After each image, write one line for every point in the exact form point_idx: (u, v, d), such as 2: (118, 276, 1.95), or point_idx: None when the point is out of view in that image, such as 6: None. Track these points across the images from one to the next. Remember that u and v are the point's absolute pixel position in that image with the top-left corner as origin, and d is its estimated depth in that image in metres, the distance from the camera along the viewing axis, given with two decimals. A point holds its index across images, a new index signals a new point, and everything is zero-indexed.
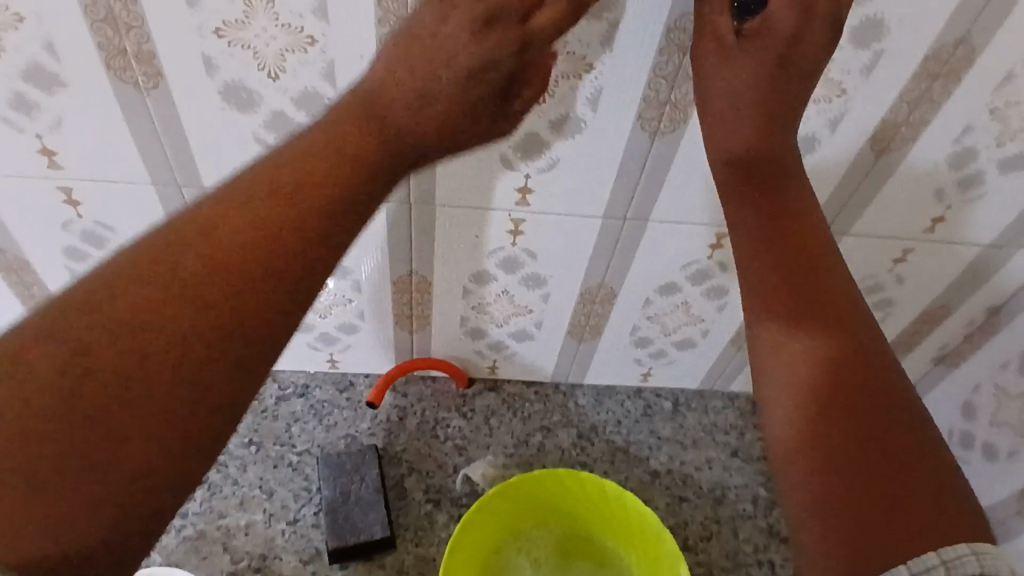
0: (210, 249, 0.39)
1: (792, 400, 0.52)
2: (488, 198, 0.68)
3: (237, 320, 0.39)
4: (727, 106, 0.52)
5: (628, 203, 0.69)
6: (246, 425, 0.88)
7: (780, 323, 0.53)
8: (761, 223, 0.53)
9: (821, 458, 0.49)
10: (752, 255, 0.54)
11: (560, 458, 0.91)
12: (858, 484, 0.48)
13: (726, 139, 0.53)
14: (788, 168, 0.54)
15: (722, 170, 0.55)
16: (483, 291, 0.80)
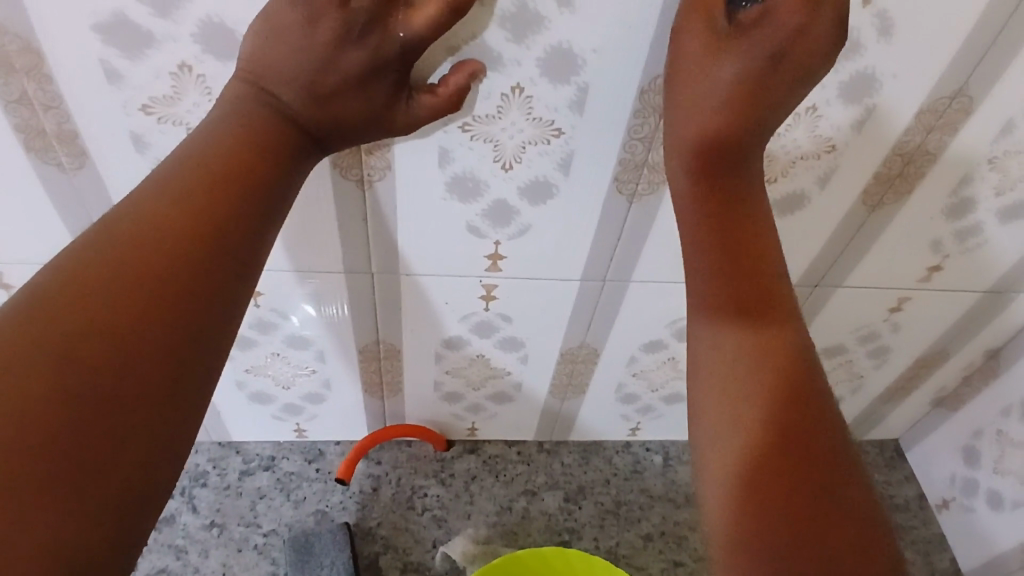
0: (127, 244, 0.38)
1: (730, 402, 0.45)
2: (457, 265, 0.63)
3: (162, 312, 0.37)
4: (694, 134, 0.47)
5: (607, 265, 0.64)
6: (207, 503, 0.82)
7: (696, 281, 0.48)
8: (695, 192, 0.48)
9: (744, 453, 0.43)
10: (687, 217, 0.49)
11: (546, 525, 0.85)
12: (779, 449, 0.42)
13: (693, 128, 0.47)
14: (747, 164, 0.48)
15: (681, 151, 0.48)
16: (457, 356, 0.75)
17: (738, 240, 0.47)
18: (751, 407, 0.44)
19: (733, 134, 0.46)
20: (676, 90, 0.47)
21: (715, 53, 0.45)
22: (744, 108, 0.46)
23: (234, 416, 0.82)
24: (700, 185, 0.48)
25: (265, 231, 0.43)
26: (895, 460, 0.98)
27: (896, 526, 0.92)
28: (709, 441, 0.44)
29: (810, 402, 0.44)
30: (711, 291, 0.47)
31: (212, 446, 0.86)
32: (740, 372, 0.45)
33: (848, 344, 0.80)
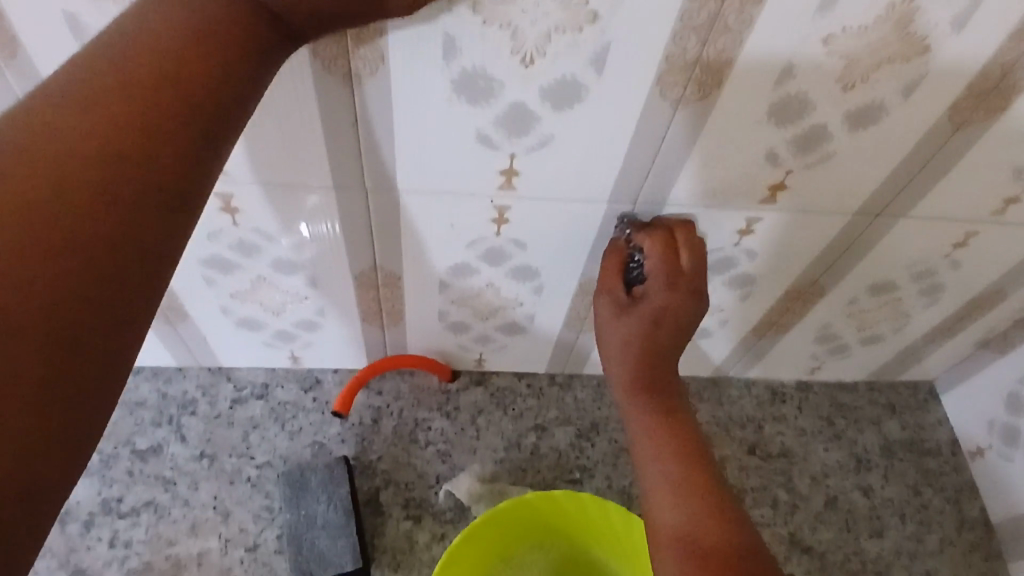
0: (41, 148, 0.31)
1: (665, 470, 0.57)
2: (465, 183, 0.54)
3: (81, 239, 0.31)
4: (620, 322, 0.59)
5: (640, 185, 0.55)
6: (197, 433, 0.77)
7: (634, 391, 0.60)
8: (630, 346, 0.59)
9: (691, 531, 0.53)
10: (618, 355, 0.60)
11: (557, 462, 0.81)
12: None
13: (620, 309, 0.59)
14: (667, 327, 0.58)
15: (615, 316, 0.59)
16: (464, 285, 0.68)
17: (664, 419, 0.59)
18: (693, 543, 0.52)
19: (647, 324, 0.58)
20: (608, 262, 0.60)
21: (621, 309, 0.59)
22: (663, 335, 0.58)
23: (223, 342, 0.75)
24: (640, 400, 0.60)
25: (216, 147, 0.36)
26: (929, 402, 0.92)
27: (925, 472, 0.87)
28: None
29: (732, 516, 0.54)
30: (653, 463, 0.58)
31: (202, 372, 0.80)
32: (679, 513, 0.54)
33: (899, 281, 0.72)
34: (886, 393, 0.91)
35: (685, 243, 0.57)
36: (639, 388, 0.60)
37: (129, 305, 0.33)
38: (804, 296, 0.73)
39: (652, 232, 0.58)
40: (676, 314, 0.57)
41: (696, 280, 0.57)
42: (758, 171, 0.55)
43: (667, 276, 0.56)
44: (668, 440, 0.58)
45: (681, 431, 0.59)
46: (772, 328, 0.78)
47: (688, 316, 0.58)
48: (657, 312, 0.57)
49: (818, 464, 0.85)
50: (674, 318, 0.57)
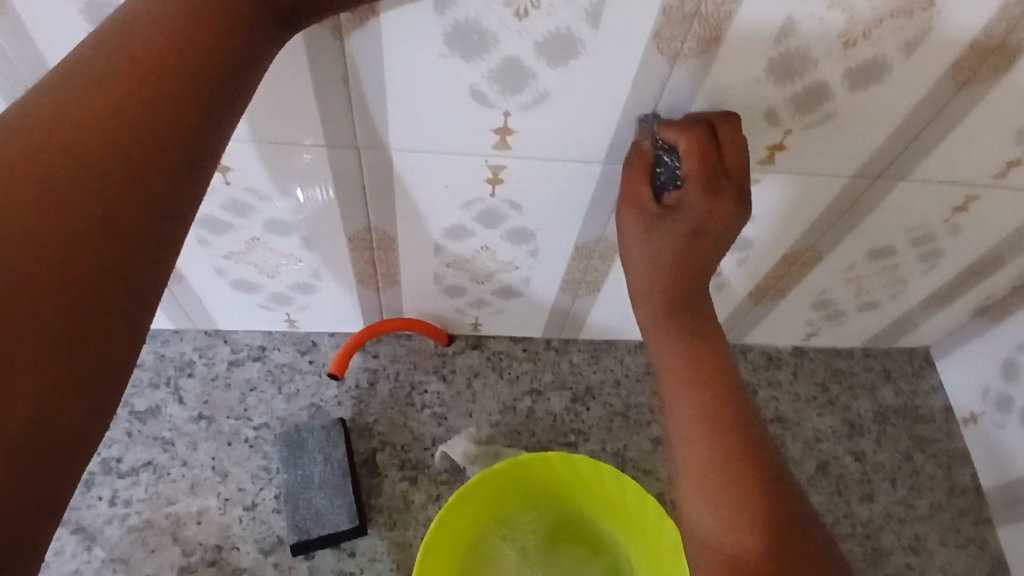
0: (59, 121, 0.35)
1: (688, 387, 0.59)
2: (459, 141, 0.54)
3: (100, 201, 0.35)
4: (654, 235, 0.56)
5: (637, 145, 0.55)
6: (194, 395, 0.78)
7: (658, 307, 0.60)
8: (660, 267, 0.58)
9: (715, 446, 0.56)
10: (645, 276, 0.59)
11: (552, 425, 0.81)
12: (757, 509, 0.53)
13: (649, 221, 0.56)
14: (706, 237, 0.56)
15: (642, 231, 0.57)
16: (459, 247, 0.67)
17: (697, 353, 0.59)
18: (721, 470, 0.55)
19: (685, 235, 0.55)
20: (630, 177, 0.55)
21: (652, 226, 0.56)
22: (697, 260, 0.57)
23: (218, 304, 0.75)
24: (673, 326, 0.60)
25: (220, 121, 0.39)
26: (924, 369, 0.92)
27: (917, 438, 0.88)
28: (705, 501, 0.55)
29: (756, 442, 0.57)
30: (684, 392, 0.59)
31: (198, 334, 0.80)
32: (710, 441, 0.56)
33: (897, 246, 0.71)
34: (881, 360, 0.92)
35: (728, 145, 0.52)
36: (664, 298, 0.59)
37: (148, 261, 0.37)
38: (801, 262, 0.73)
39: (689, 130, 0.51)
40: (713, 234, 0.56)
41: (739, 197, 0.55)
42: (756, 131, 0.54)
43: (706, 194, 0.54)
44: (693, 353, 0.59)
45: (703, 341, 0.60)
46: (769, 293, 0.78)
47: (721, 240, 0.57)
48: (697, 220, 0.55)
49: (812, 429, 0.86)
50: (714, 226, 0.55)
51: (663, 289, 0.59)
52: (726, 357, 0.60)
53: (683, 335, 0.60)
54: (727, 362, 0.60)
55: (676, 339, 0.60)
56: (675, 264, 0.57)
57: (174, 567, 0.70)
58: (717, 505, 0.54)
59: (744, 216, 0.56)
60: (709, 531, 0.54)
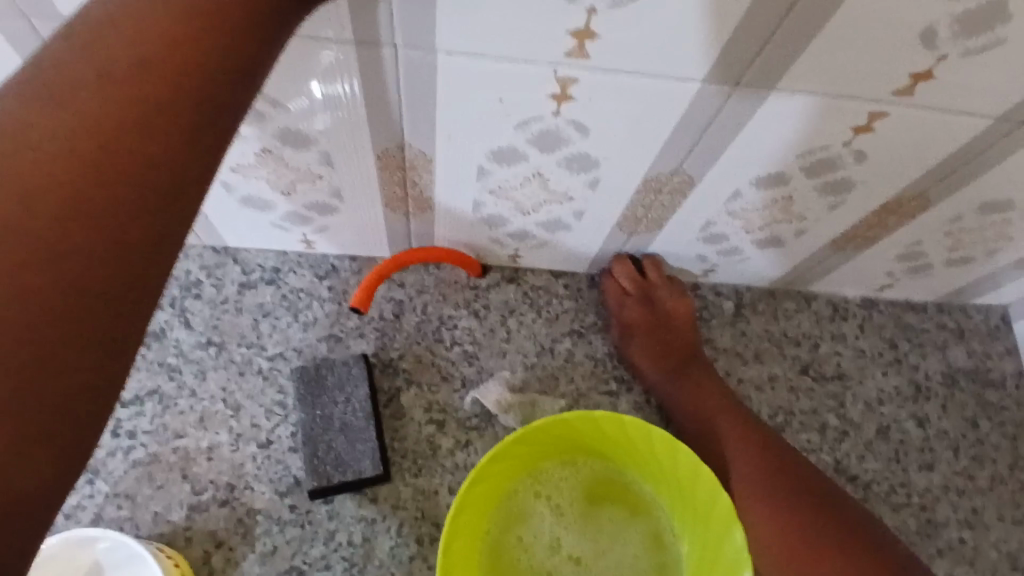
0: (67, 99, 0.30)
1: (706, 419, 0.69)
2: (524, 46, 0.42)
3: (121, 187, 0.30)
4: (628, 338, 0.73)
5: (747, 65, 0.43)
6: (202, 319, 0.72)
7: (653, 363, 0.71)
8: (642, 343, 0.72)
9: (745, 463, 0.66)
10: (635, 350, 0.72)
11: (592, 372, 0.74)
12: (800, 511, 0.63)
13: (621, 326, 0.73)
14: (657, 329, 0.72)
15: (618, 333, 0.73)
16: (507, 172, 0.57)
17: (703, 390, 0.70)
18: (756, 487, 0.64)
19: (647, 332, 0.72)
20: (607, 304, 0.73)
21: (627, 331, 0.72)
22: (673, 337, 0.72)
23: (228, 219, 0.67)
24: (675, 385, 0.70)
25: (245, 88, 0.34)
26: (1002, 329, 0.83)
27: (987, 405, 0.80)
28: (757, 514, 0.64)
29: (776, 451, 0.66)
30: (707, 427, 0.68)
31: (205, 252, 0.73)
32: (744, 468, 0.66)
33: (1020, 199, 0.60)
34: (956, 317, 0.83)
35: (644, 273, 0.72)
36: (660, 363, 0.71)
37: (171, 249, 0.32)
38: (903, 210, 0.62)
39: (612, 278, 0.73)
40: (673, 321, 0.72)
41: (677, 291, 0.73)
42: (904, 52, 0.42)
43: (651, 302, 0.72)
44: (700, 392, 0.70)
45: (704, 381, 0.70)
46: (854, 241, 0.68)
47: (682, 318, 0.73)
48: (651, 324, 0.72)
49: (875, 390, 0.78)
50: (662, 318, 0.72)
51: (655, 359, 0.71)
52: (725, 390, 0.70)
53: (687, 381, 0.70)
54: (728, 395, 0.70)
55: (682, 385, 0.70)
56: (654, 337, 0.72)
57: (184, 505, 0.66)
58: (764, 515, 0.63)
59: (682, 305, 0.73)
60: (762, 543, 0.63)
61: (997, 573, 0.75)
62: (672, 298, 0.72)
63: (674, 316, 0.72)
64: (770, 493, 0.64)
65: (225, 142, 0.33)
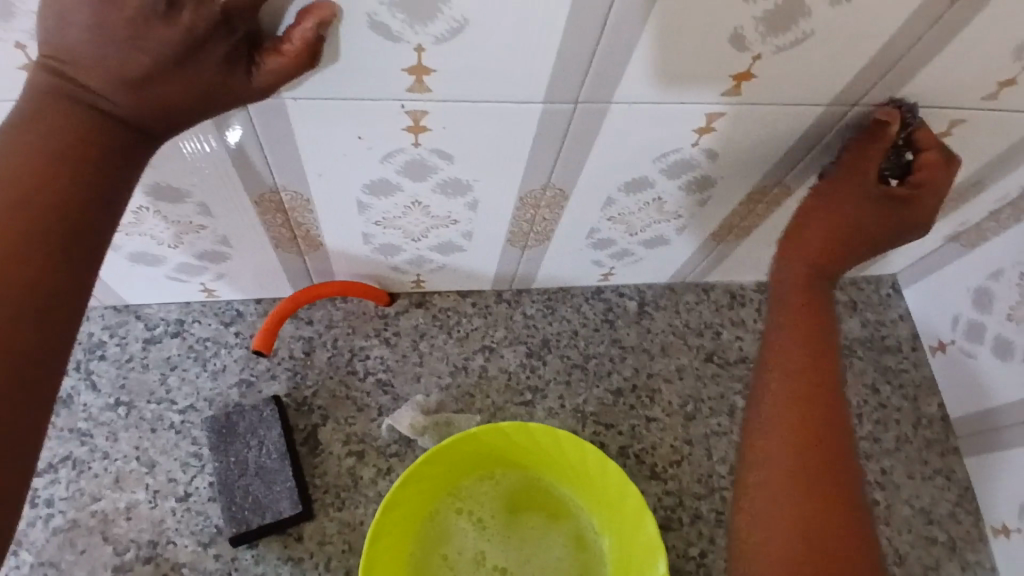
0: None
1: (793, 322, 0.63)
2: (368, 86, 0.44)
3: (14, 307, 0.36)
4: (843, 197, 0.61)
5: (581, 83, 0.46)
6: (109, 380, 0.71)
7: (818, 229, 0.63)
8: (852, 202, 0.61)
9: (804, 396, 0.61)
10: (817, 215, 0.63)
11: (507, 384, 0.76)
12: (819, 473, 0.58)
13: (851, 179, 0.59)
14: (896, 212, 0.61)
15: (858, 189, 0.60)
16: (386, 203, 0.58)
17: (813, 307, 0.64)
18: (789, 415, 0.60)
19: (865, 200, 0.60)
20: (871, 149, 0.57)
21: (864, 193, 0.60)
22: (873, 226, 0.62)
23: (123, 278, 0.67)
24: (796, 302, 0.64)
25: (113, 210, 0.39)
26: (891, 297, 0.89)
27: (885, 369, 0.85)
28: (771, 441, 0.60)
29: (844, 456, 0.60)
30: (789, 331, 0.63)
31: (107, 312, 0.73)
32: (796, 389, 0.61)
33: None
34: (847, 291, 0.88)
35: (915, 166, 0.58)
36: (824, 237, 0.63)
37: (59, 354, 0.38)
38: (768, 198, 0.66)
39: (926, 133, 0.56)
40: (852, 226, 0.62)
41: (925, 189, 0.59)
42: (719, 58, 0.46)
43: (859, 189, 0.59)
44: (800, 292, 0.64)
45: (828, 309, 0.64)
46: (733, 232, 0.72)
47: (910, 226, 0.62)
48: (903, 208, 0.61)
49: None
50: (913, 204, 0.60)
51: (821, 245, 0.63)
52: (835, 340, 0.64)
53: (801, 273, 0.65)
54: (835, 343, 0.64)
55: (797, 265, 0.65)
56: (872, 204, 0.60)
57: (107, 567, 0.65)
58: (779, 446, 0.60)
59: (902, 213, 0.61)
60: (762, 477, 0.59)
61: (912, 529, 0.79)
62: (917, 209, 0.60)
63: (908, 217, 0.61)
64: (812, 447, 0.59)
65: (98, 258, 0.39)
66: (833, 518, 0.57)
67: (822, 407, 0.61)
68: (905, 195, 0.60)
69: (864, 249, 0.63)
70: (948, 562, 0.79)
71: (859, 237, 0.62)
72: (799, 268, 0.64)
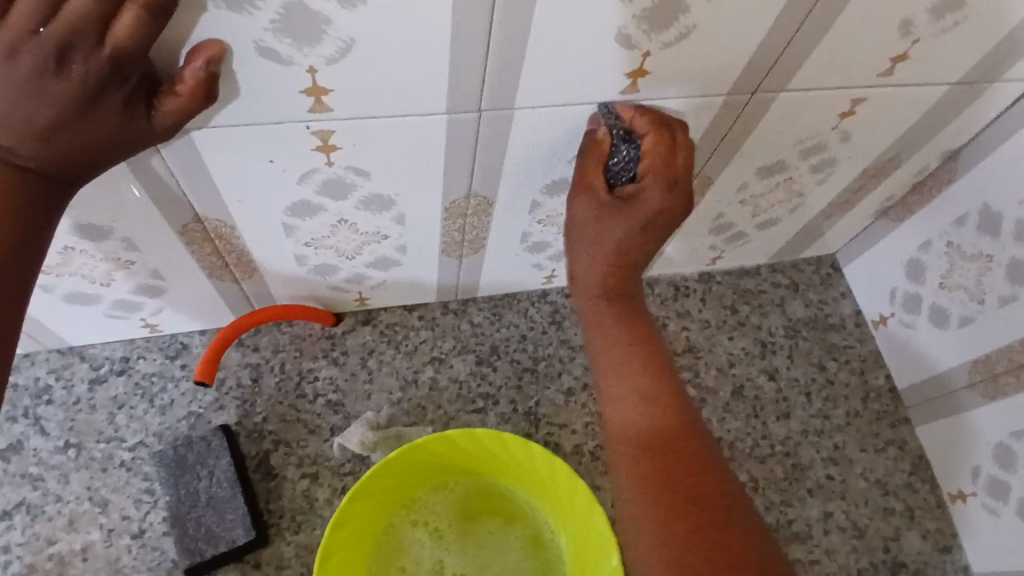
0: None
1: (605, 339, 0.59)
2: (268, 110, 0.45)
3: None
4: (591, 225, 0.56)
5: (482, 91, 0.48)
6: (56, 423, 0.71)
7: (581, 252, 0.58)
8: (586, 227, 0.57)
9: (659, 415, 0.55)
10: (581, 246, 0.58)
11: (458, 393, 0.76)
12: (677, 499, 0.52)
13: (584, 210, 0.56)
14: (633, 213, 0.54)
15: (583, 207, 0.56)
16: (312, 224, 0.59)
17: (629, 320, 0.58)
18: (641, 438, 0.55)
19: (605, 216, 0.55)
20: (589, 161, 0.55)
21: (603, 211, 0.55)
22: (672, 221, 0.56)
23: (61, 320, 0.67)
24: (616, 318, 0.58)
25: (32, 260, 0.40)
26: (833, 276, 0.91)
27: (831, 347, 0.87)
28: (630, 478, 0.54)
29: (707, 465, 0.54)
30: (608, 349, 0.58)
31: (50, 355, 0.72)
32: (643, 414, 0.56)
33: (789, 160, 0.67)
34: (789, 274, 0.90)
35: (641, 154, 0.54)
36: (599, 267, 0.58)
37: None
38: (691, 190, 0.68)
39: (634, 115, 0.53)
40: (627, 242, 0.56)
41: (671, 187, 0.54)
42: (611, 57, 0.47)
43: (597, 207, 0.56)
44: (617, 310, 0.59)
45: (638, 330, 0.58)
46: None
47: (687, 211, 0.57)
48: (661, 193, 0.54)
49: (725, 355, 0.84)
50: (639, 201, 0.54)
51: (603, 268, 0.58)
52: (656, 358, 0.58)
53: (602, 287, 0.58)
54: (649, 361, 0.57)
55: (593, 275, 0.58)
56: (603, 213, 0.55)
57: None
58: (633, 479, 0.54)
59: (672, 196, 0.54)
60: (623, 491, 0.55)
61: (868, 500, 0.81)
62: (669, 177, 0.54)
63: (655, 215, 0.55)
64: (667, 473, 0.53)
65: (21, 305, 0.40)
66: (710, 540, 0.50)
67: (673, 423, 0.55)
68: (633, 194, 0.55)
69: (648, 251, 0.57)
70: (906, 530, 0.80)
71: (665, 231, 0.56)
72: (599, 293, 0.59)
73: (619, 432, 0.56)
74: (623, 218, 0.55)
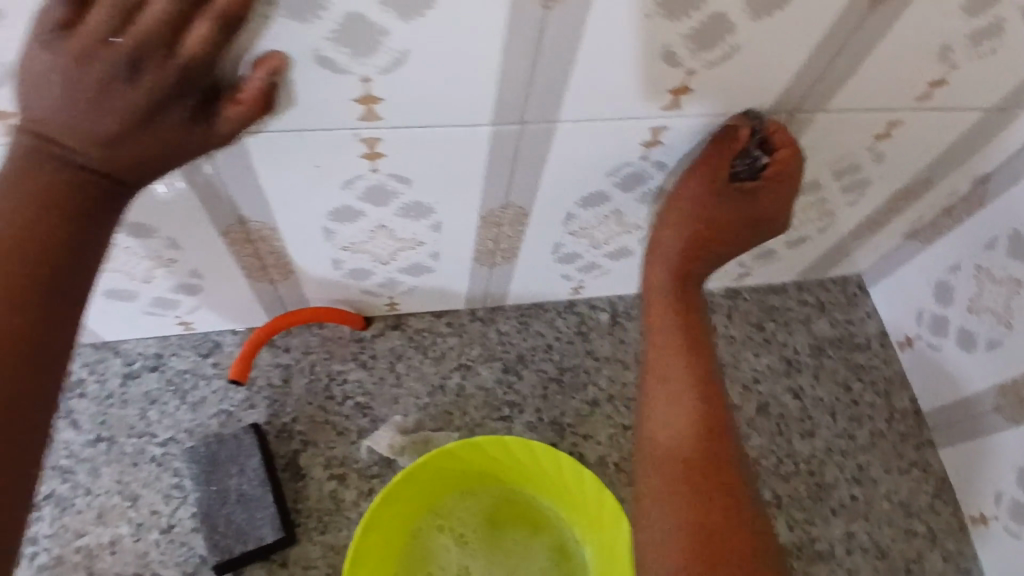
0: None
1: (662, 327, 0.65)
2: (320, 117, 0.47)
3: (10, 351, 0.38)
4: (680, 208, 0.62)
5: (527, 104, 0.49)
6: (89, 417, 0.72)
7: (669, 232, 0.63)
8: (679, 211, 0.62)
9: (699, 420, 0.61)
10: (666, 224, 0.64)
11: (484, 401, 0.77)
12: (702, 502, 0.58)
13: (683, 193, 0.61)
14: (723, 221, 0.62)
15: (687, 194, 0.60)
16: (351, 229, 0.60)
17: (684, 320, 0.65)
18: (676, 445, 0.61)
19: (701, 203, 0.61)
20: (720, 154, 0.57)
21: (712, 198, 0.60)
22: (743, 225, 0.63)
23: (99, 315, 0.68)
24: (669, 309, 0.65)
25: (93, 254, 0.41)
26: (859, 296, 0.91)
27: (856, 367, 0.87)
28: (656, 474, 0.61)
29: (740, 479, 0.60)
30: (658, 341, 0.65)
31: (86, 349, 0.74)
32: (686, 414, 0.62)
33: (821, 180, 0.68)
34: (815, 292, 0.90)
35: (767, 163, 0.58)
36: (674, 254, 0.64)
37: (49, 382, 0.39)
38: None
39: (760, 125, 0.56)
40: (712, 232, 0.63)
41: (786, 188, 0.60)
42: (655, 75, 0.48)
43: (702, 196, 0.60)
44: (672, 306, 0.65)
45: (689, 330, 0.65)
46: None
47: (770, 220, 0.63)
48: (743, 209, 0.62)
49: (750, 371, 0.84)
50: (757, 198, 0.61)
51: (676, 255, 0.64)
52: (706, 366, 0.64)
53: (665, 277, 0.65)
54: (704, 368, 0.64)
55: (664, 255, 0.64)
56: (703, 205, 0.61)
57: None
58: (663, 476, 0.60)
59: (770, 205, 0.62)
60: (649, 486, 0.61)
61: (892, 522, 0.80)
62: (783, 191, 0.61)
63: (753, 216, 0.62)
64: (698, 480, 0.59)
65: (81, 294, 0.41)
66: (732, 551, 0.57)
67: (712, 428, 0.61)
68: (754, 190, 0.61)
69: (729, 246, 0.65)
70: (929, 553, 0.80)
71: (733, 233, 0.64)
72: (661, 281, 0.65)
73: (659, 430, 0.62)
74: (723, 213, 0.62)
